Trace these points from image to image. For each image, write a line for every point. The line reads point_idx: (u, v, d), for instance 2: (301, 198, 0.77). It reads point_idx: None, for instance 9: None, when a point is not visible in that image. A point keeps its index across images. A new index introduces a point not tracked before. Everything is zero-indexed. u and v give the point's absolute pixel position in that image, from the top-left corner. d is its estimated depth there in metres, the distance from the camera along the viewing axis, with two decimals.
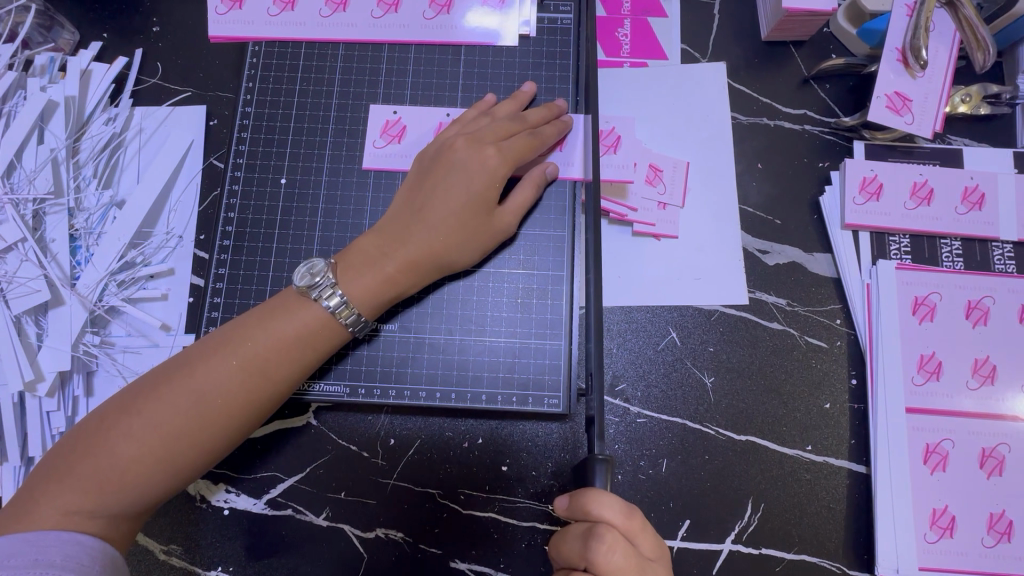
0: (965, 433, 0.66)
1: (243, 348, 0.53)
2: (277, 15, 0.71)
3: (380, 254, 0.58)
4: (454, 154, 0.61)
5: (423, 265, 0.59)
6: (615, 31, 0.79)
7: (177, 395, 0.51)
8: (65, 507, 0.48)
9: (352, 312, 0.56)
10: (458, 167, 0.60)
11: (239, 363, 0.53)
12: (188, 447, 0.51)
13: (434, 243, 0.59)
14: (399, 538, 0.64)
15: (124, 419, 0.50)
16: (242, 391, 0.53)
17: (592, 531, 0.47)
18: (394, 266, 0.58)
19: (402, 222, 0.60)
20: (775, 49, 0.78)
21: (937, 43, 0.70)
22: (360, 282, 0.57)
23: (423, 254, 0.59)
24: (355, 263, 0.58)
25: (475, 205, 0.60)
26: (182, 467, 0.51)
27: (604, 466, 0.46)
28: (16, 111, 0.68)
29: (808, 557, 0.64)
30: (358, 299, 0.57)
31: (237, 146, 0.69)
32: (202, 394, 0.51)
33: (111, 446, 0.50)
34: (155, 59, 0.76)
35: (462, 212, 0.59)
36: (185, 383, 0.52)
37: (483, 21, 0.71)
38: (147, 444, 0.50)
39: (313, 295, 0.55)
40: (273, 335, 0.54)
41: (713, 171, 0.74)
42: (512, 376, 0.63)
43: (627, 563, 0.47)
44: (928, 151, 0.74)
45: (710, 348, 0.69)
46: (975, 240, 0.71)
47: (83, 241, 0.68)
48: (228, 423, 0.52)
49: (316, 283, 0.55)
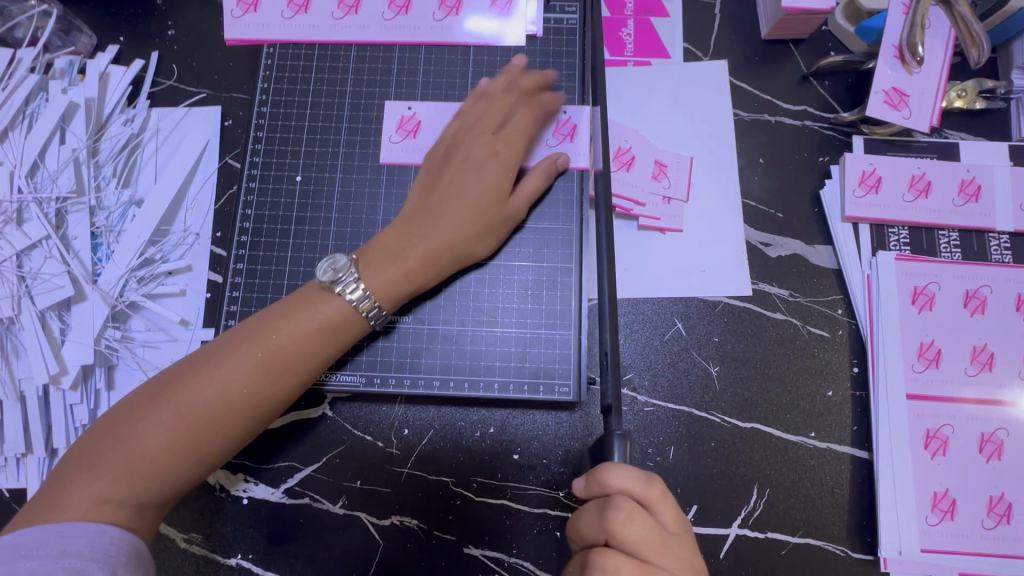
0: (965, 418, 0.67)
1: (266, 341, 0.55)
2: (290, 18, 0.73)
3: (401, 248, 0.60)
4: (461, 151, 0.64)
5: (443, 258, 0.61)
6: (619, 31, 0.81)
7: (202, 387, 0.53)
8: (96, 494, 0.50)
9: (373, 305, 0.58)
10: (467, 162, 0.63)
11: (263, 356, 0.54)
12: (213, 437, 0.53)
13: (452, 237, 0.61)
14: (413, 525, 0.66)
15: (152, 409, 0.52)
16: (265, 383, 0.54)
17: (610, 503, 0.49)
18: (415, 261, 0.60)
19: (419, 217, 0.62)
20: (775, 47, 0.80)
21: (933, 39, 0.72)
22: (381, 276, 0.59)
23: (441, 248, 0.61)
24: (376, 258, 0.60)
25: (487, 196, 0.62)
26: (207, 455, 0.53)
27: (622, 440, 0.50)
28: (38, 113, 0.70)
29: (812, 540, 0.66)
30: (379, 292, 0.58)
31: (252, 145, 0.71)
32: (227, 385, 0.53)
33: (140, 436, 0.51)
34: (171, 62, 0.78)
35: (475, 203, 0.61)
36: (210, 375, 0.53)
37: (492, 22, 0.72)
38: (175, 434, 0.52)
39: (337, 289, 0.57)
40: (295, 329, 0.56)
41: (716, 167, 0.76)
42: (524, 366, 0.65)
43: (646, 534, 0.48)
44: (925, 145, 0.76)
45: (715, 338, 0.71)
46: (972, 232, 0.73)
47: (104, 239, 0.69)
48: (252, 414, 0.54)
49: (339, 278, 0.57)
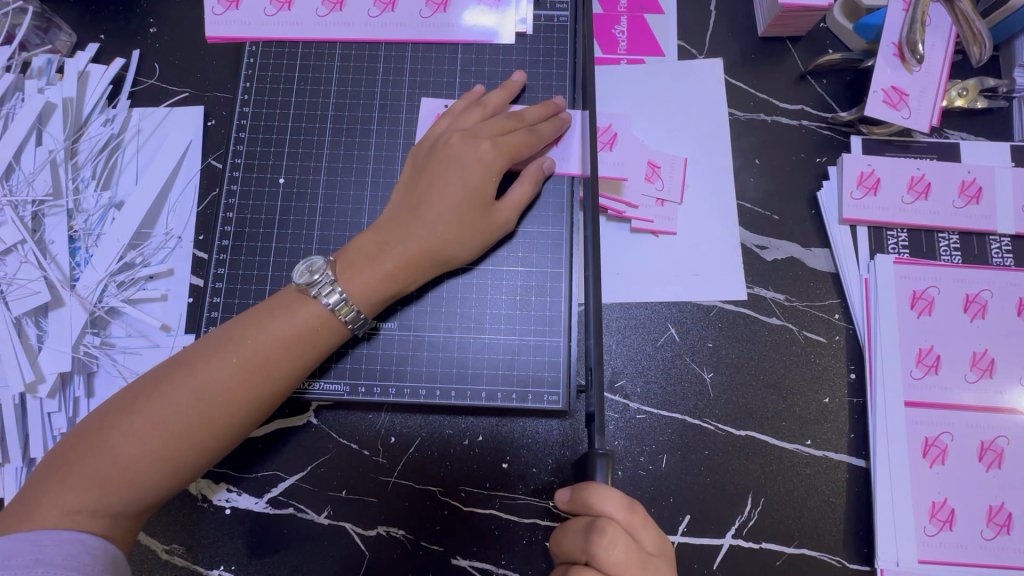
0: (964, 426, 0.66)
1: (243, 347, 0.53)
2: (273, 15, 0.71)
3: (380, 250, 0.59)
4: (450, 152, 0.61)
5: (423, 261, 0.59)
6: (612, 29, 0.79)
7: (177, 394, 0.51)
8: (67, 505, 0.48)
9: (350, 309, 0.56)
10: (454, 164, 0.60)
11: (239, 362, 0.53)
12: (188, 446, 0.51)
13: (432, 240, 0.59)
14: (400, 535, 0.65)
15: (125, 418, 0.51)
16: (242, 390, 0.53)
17: (594, 526, 0.48)
18: (394, 263, 0.58)
19: (400, 219, 0.60)
20: (771, 45, 0.78)
21: (933, 37, 0.71)
22: (359, 278, 0.57)
23: (422, 251, 0.59)
24: (354, 260, 0.58)
25: (471, 201, 0.60)
26: (183, 465, 0.52)
27: (605, 461, 0.48)
28: (14, 113, 0.68)
29: (808, 551, 0.64)
30: (357, 295, 0.57)
31: (234, 146, 0.69)
32: (202, 392, 0.52)
33: (112, 445, 0.50)
34: (152, 60, 0.76)
35: (459, 209, 0.59)
36: (184, 382, 0.52)
37: (480, 18, 0.71)
38: (148, 443, 0.50)
39: (313, 292, 0.56)
40: (273, 334, 0.54)
41: (711, 168, 0.74)
42: (512, 373, 0.64)
43: (628, 558, 0.47)
44: (925, 145, 0.74)
45: (709, 344, 0.69)
46: (973, 234, 0.71)
47: (82, 243, 0.68)
48: (228, 422, 0.53)
49: (314, 280, 0.56)
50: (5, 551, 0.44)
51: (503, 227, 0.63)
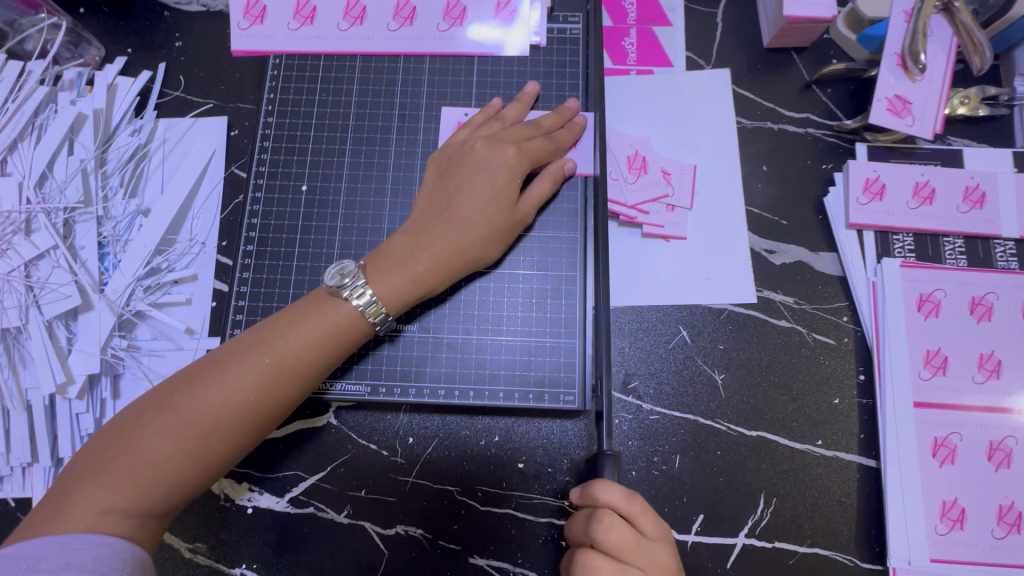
0: (973, 426, 0.67)
1: (272, 349, 0.55)
2: (296, 29, 0.73)
3: (409, 254, 0.60)
4: (475, 155, 0.63)
5: (450, 263, 0.61)
6: (622, 41, 0.82)
7: (208, 394, 0.53)
8: (100, 504, 0.50)
9: (380, 311, 0.58)
10: (480, 166, 0.62)
11: (269, 363, 0.54)
12: (218, 446, 0.53)
13: (459, 241, 0.61)
14: (418, 534, 0.66)
15: (157, 417, 0.52)
16: (270, 391, 0.54)
17: (594, 515, 0.50)
18: (424, 266, 0.60)
19: (428, 222, 0.62)
20: (777, 55, 0.80)
21: (935, 47, 0.73)
22: (388, 282, 0.59)
23: (450, 253, 0.61)
24: (384, 264, 0.60)
25: (496, 202, 0.62)
26: (213, 463, 0.53)
27: (612, 461, 0.50)
28: (47, 124, 0.71)
29: (820, 550, 0.65)
30: (387, 298, 0.59)
31: (258, 155, 0.71)
32: (232, 393, 0.53)
33: (145, 444, 0.51)
34: (178, 73, 0.79)
35: (485, 209, 0.61)
36: (215, 383, 0.53)
37: (496, 32, 0.73)
38: (180, 443, 0.52)
39: (344, 294, 0.57)
40: (301, 336, 0.56)
41: (720, 175, 0.76)
42: (528, 374, 0.65)
43: (624, 543, 0.49)
44: (929, 152, 0.76)
45: (720, 346, 0.71)
46: (978, 238, 0.73)
47: (111, 248, 0.70)
48: (256, 421, 0.54)
49: (345, 284, 0.57)
50: (26, 562, 0.45)
51: (521, 225, 0.65)
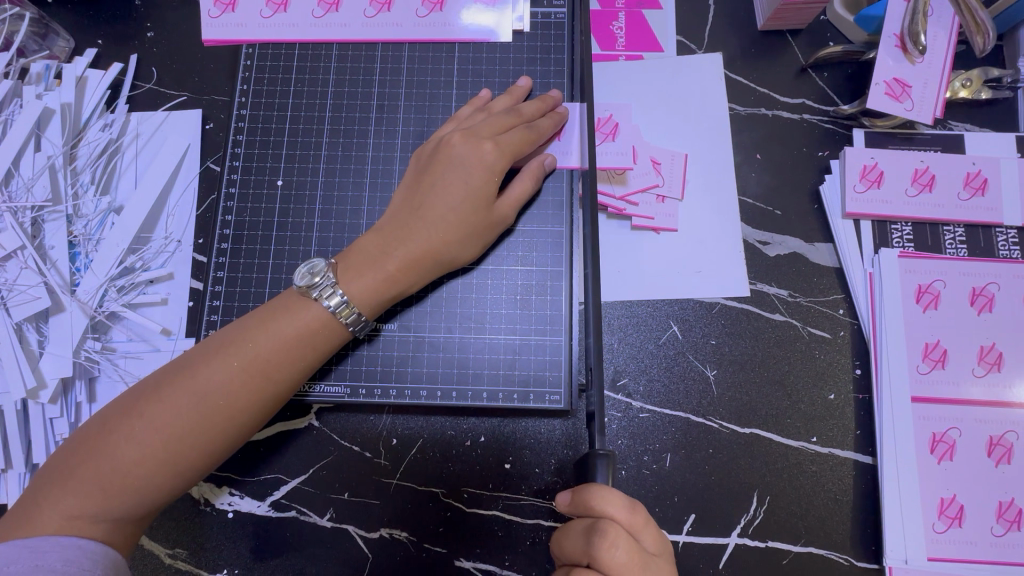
0: (973, 421, 0.65)
1: (244, 349, 0.53)
2: (269, 17, 0.71)
3: (381, 253, 0.58)
4: (451, 150, 0.60)
5: (424, 263, 0.59)
6: (610, 25, 0.79)
7: (178, 397, 0.51)
8: (67, 511, 0.48)
9: (352, 312, 0.56)
10: (456, 163, 0.60)
11: (240, 364, 0.53)
12: (188, 450, 0.51)
13: (433, 241, 0.59)
14: (403, 537, 0.64)
15: (126, 421, 0.51)
16: (243, 392, 0.52)
17: (596, 528, 0.47)
18: (397, 267, 0.58)
19: (402, 220, 0.60)
20: (771, 38, 0.77)
21: (936, 28, 0.70)
22: (360, 281, 0.57)
23: (424, 252, 0.58)
24: (356, 263, 0.58)
25: (472, 200, 0.59)
26: (183, 469, 0.51)
27: (605, 461, 0.46)
28: (13, 119, 0.68)
29: (815, 549, 0.64)
30: (358, 298, 0.57)
31: (232, 149, 0.69)
32: (203, 395, 0.52)
33: (112, 449, 0.50)
34: (150, 65, 0.76)
35: (461, 207, 0.59)
36: (186, 385, 0.52)
37: (480, 16, 0.70)
38: (149, 447, 0.50)
39: (314, 295, 0.55)
40: (274, 336, 0.54)
41: (711, 164, 0.74)
42: (513, 374, 0.63)
43: (629, 559, 0.46)
44: (929, 137, 0.73)
45: (712, 341, 0.69)
46: (979, 227, 0.70)
47: (82, 248, 0.68)
48: (229, 424, 0.52)
49: (315, 284, 0.55)
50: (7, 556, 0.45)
51: (501, 226, 0.62)
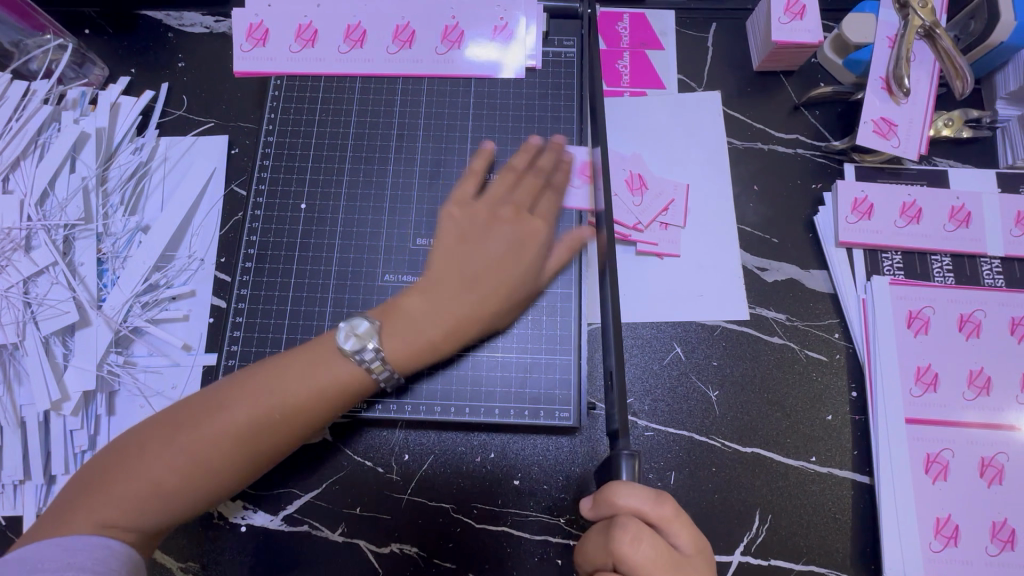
0: (964, 443, 0.67)
1: (288, 382, 0.55)
2: (297, 52, 0.75)
3: (426, 317, 0.59)
4: (499, 223, 0.63)
5: (465, 331, 0.60)
6: (616, 63, 0.84)
7: (219, 423, 0.53)
8: (102, 519, 0.49)
9: (387, 368, 0.57)
10: (503, 235, 0.62)
11: (279, 401, 0.54)
12: (224, 472, 0.53)
13: (478, 309, 0.60)
14: (413, 553, 0.65)
15: (166, 439, 0.52)
16: (283, 426, 0.54)
17: (614, 524, 0.48)
18: (438, 333, 0.59)
19: (449, 283, 0.60)
20: (766, 78, 0.82)
21: (918, 72, 0.75)
22: (404, 346, 0.58)
23: (466, 319, 0.60)
24: (398, 321, 0.59)
25: (519, 274, 0.62)
26: (217, 487, 0.53)
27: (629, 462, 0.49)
28: (50, 142, 0.72)
29: (816, 568, 0.65)
30: (398, 363, 0.58)
31: (258, 173, 0.73)
32: (244, 423, 0.53)
33: (152, 466, 0.51)
34: (181, 93, 0.80)
35: (507, 280, 0.61)
36: (227, 410, 0.53)
37: (494, 54, 0.75)
38: (183, 468, 0.52)
39: (357, 358, 0.56)
40: (321, 376, 0.56)
41: (711, 194, 0.78)
42: (524, 391, 0.66)
43: (653, 555, 0.47)
44: (915, 172, 0.77)
45: (714, 363, 0.71)
46: (965, 257, 0.74)
47: (110, 265, 0.70)
48: (264, 453, 0.54)
49: (361, 347, 0.56)
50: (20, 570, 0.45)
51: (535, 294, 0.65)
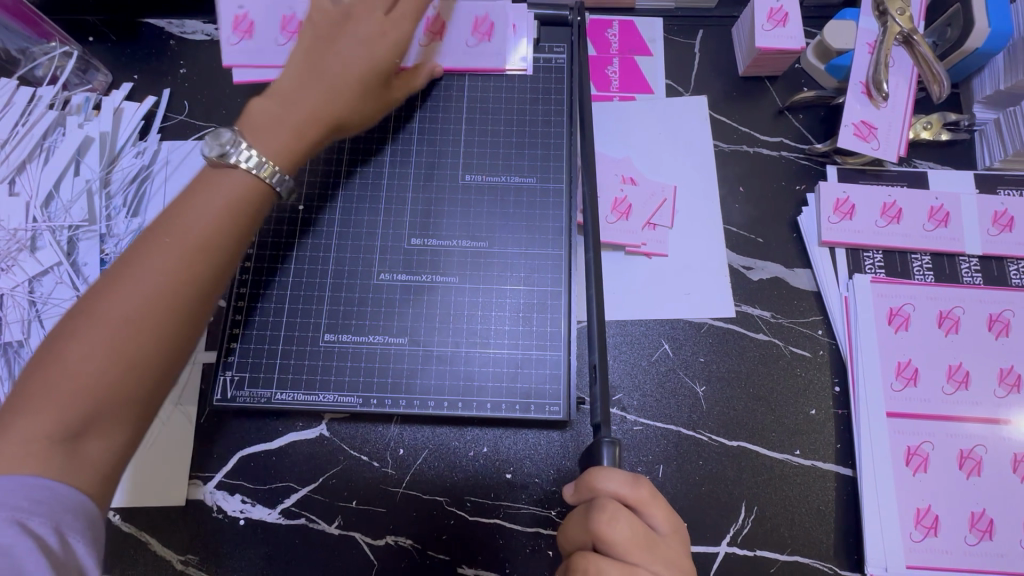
0: (944, 436, 0.69)
1: (175, 239, 0.51)
2: None
3: (281, 114, 0.59)
4: (338, 111, 0.61)
5: (325, 123, 0.60)
6: (605, 69, 0.86)
7: (114, 303, 0.48)
8: (11, 449, 0.43)
9: (273, 170, 0.56)
10: (356, 35, 0.62)
11: (194, 231, 0.51)
12: (135, 353, 0.47)
13: (331, 108, 0.60)
14: (407, 545, 0.67)
15: (61, 344, 0.46)
16: (190, 261, 0.50)
17: (595, 505, 0.50)
18: (309, 131, 0.59)
19: (289, 91, 0.60)
20: (752, 83, 0.85)
21: (897, 77, 0.77)
22: (270, 139, 0.57)
23: (327, 115, 0.60)
24: (258, 140, 0.57)
25: (374, 75, 0.63)
26: (135, 378, 0.47)
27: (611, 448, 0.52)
28: (55, 146, 0.74)
29: (801, 557, 0.67)
30: (274, 156, 0.57)
31: None
32: (138, 293, 0.48)
33: (56, 375, 0.45)
34: (182, 98, 0.82)
35: (360, 75, 0.62)
36: (119, 289, 0.48)
37: (484, 56, 0.77)
38: (110, 362, 0.46)
39: (230, 160, 0.54)
40: (205, 205, 0.53)
41: (699, 195, 0.80)
42: (516, 386, 0.67)
43: (631, 534, 0.49)
44: (897, 173, 0.80)
45: (700, 359, 0.73)
46: (945, 256, 0.76)
47: (112, 265, 0.72)
48: (170, 317, 0.49)
49: (226, 150, 0.54)
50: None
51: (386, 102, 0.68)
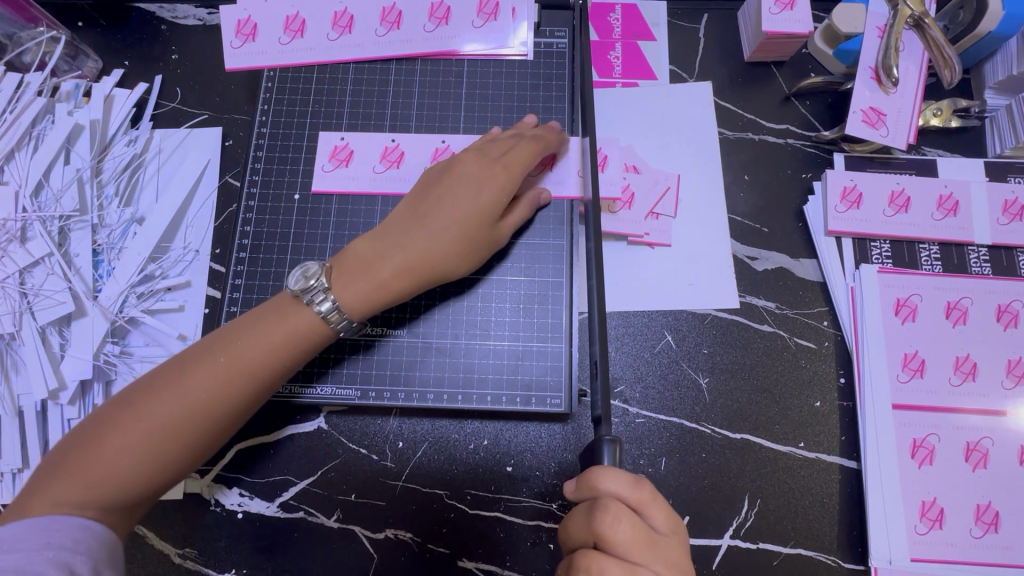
0: (950, 428, 0.68)
1: (226, 362, 0.55)
2: (287, 43, 0.75)
3: (371, 257, 0.61)
4: (437, 210, 0.63)
5: (415, 273, 0.61)
6: (607, 54, 0.84)
7: (166, 395, 0.53)
8: (57, 497, 0.49)
9: (341, 317, 0.59)
10: (465, 180, 0.63)
11: (227, 374, 0.55)
12: (173, 447, 0.52)
13: (430, 252, 0.61)
14: (407, 538, 0.66)
15: (122, 411, 0.53)
16: (224, 392, 0.54)
17: (597, 505, 0.49)
18: (397, 281, 0.61)
19: (399, 229, 0.63)
20: (757, 69, 0.83)
21: (907, 61, 0.75)
22: (352, 290, 0.60)
23: (421, 264, 0.61)
24: (349, 269, 0.61)
25: (478, 216, 0.62)
26: (170, 463, 0.53)
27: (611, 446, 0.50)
28: (44, 134, 0.72)
29: (804, 550, 0.66)
30: (350, 306, 0.59)
31: (252, 164, 0.73)
32: (189, 395, 0.53)
33: (107, 441, 0.51)
34: (174, 85, 0.80)
35: (466, 220, 0.62)
36: (178, 384, 0.54)
37: (484, 41, 0.75)
38: (140, 437, 0.52)
39: (307, 299, 0.58)
40: (257, 342, 0.56)
41: (702, 184, 0.78)
42: (516, 378, 0.66)
43: (632, 534, 0.48)
44: (905, 161, 0.78)
45: (704, 350, 0.72)
46: (953, 246, 0.75)
47: (105, 256, 0.71)
48: (211, 428, 0.54)
49: (309, 287, 0.59)
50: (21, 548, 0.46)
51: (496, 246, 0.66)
